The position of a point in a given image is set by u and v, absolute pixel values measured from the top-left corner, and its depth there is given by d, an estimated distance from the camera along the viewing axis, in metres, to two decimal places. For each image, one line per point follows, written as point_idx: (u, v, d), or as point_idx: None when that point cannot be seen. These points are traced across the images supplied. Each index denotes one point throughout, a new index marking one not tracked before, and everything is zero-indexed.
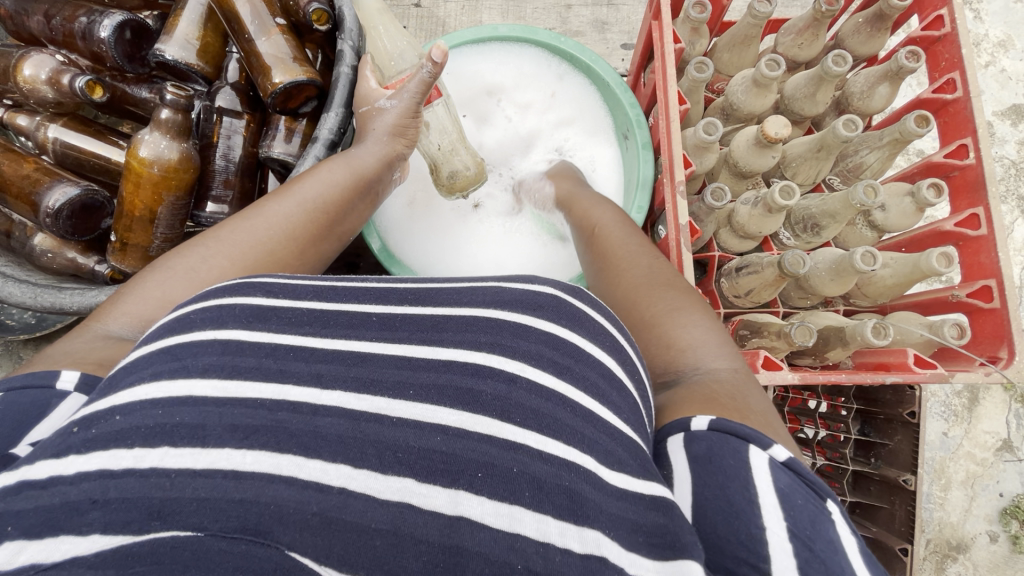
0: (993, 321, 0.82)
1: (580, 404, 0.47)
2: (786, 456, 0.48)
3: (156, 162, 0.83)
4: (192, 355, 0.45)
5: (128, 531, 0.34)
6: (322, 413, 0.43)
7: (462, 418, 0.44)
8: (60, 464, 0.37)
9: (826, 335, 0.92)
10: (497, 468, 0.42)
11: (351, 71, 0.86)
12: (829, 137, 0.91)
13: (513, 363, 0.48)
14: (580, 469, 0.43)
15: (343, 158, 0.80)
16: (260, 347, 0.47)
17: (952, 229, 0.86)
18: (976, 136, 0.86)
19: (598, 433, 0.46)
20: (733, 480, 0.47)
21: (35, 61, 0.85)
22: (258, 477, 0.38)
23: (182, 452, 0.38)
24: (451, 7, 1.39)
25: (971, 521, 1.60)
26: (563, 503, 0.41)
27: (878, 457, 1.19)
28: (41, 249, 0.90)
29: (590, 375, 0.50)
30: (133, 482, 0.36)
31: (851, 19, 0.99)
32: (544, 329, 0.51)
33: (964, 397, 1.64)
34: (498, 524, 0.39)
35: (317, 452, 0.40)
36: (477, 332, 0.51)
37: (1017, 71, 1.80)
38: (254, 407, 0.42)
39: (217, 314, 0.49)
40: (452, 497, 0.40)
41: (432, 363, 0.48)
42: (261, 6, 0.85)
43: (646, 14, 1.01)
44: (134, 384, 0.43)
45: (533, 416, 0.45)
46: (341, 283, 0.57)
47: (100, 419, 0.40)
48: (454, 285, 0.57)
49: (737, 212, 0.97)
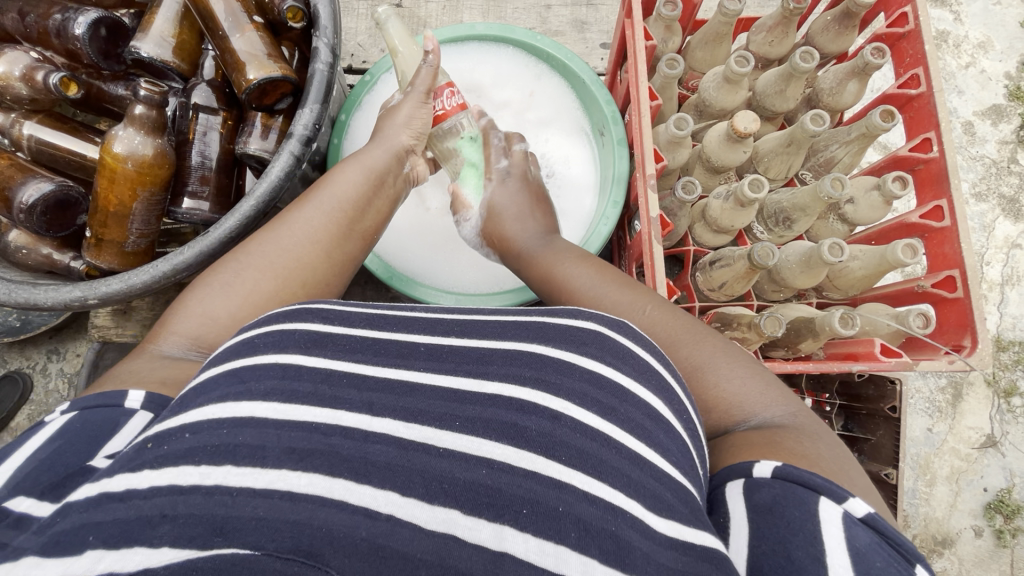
0: (957, 310, 0.84)
1: (626, 446, 0.49)
2: (863, 511, 0.48)
3: (130, 158, 0.84)
4: (253, 378, 0.47)
5: (194, 545, 0.36)
6: (372, 439, 0.45)
7: (508, 452, 0.46)
8: (135, 478, 0.39)
9: (797, 327, 0.93)
10: (542, 505, 0.43)
11: (326, 68, 0.88)
12: (798, 133, 0.93)
13: (557, 400, 0.50)
14: (626, 514, 0.44)
15: (359, 159, 0.83)
16: (316, 372, 0.50)
17: (917, 221, 0.87)
18: (939, 130, 0.88)
19: (646, 478, 0.47)
20: (797, 534, 0.47)
21: (10, 57, 0.85)
22: (311, 499, 0.39)
23: (243, 471, 0.40)
24: (433, 7, 1.40)
25: (956, 515, 1.62)
26: (610, 548, 0.42)
27: (860, 453, 1.21)
28: (16, 245, 0.89)
29: (636, 416, 0.51)
30: (200, 498, 0.38)
31: (820, 17, 1.01)
32: (589, 367, 0.53)
33: (948, 393, 1.66)
34: (544, 562, 0.40)
35: (367, 478, 0.42)
36: (522, 365, 0.53)
37: (996, 72, 1.83)
38: (309, 432, 0.44)
39: (278, 339, 0.52)
40: (497, 531, 0.41)
41: (478, 396, 0.50)
42: (235, 3, 0.86)
43: (619, 12, 1.02)
44: (202, 405, 0.45)
45: (579, 455, 0.47)
46: (392, 311, 0.60)
47: (169, 437, 0.43)
48: (500, 318, 0.60)
49: (710, 207, 0.99)
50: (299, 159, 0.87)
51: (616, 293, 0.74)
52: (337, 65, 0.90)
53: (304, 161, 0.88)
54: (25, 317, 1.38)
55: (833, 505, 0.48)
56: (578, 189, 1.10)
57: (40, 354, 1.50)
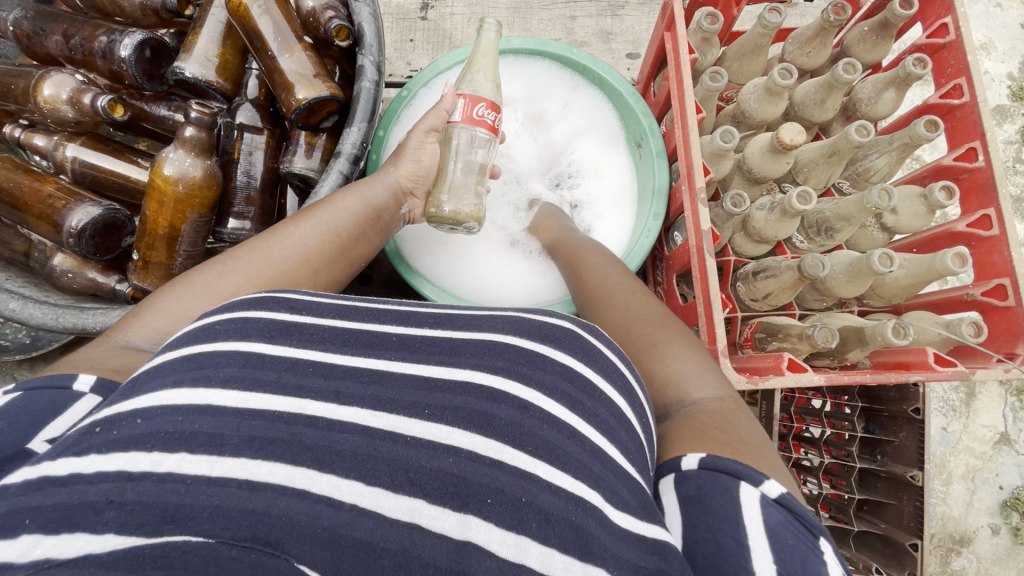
0: (1008, 318, 0.85)
1: (589, 439, 0.50)
2: (776, 492, 0.50)
3: (181, 180, 0.83)
4: (213, 365, 0.48)
5: (141, 533, 0.36)
6: (338, 429, 0.46)
7: (475, 441, 0.47)
8: (80, 462, 0.39)
9: (844, 336, 0.93)
10: (506, 495, 0.44)
11: (372, 86, 0.87)
12: (841, 143, 0.93)
13: (528, 391, 0.51)
14: (586, 504, 0.45)
15: (359, 188, 0.81)
16: (281, 361, 0.51)
17: (964, 230, 0.88)
18: (984, 139, 0.89)
19: (606, 472, 0.49)
20: (725, 520, 0.48)
21: (55, 81, 0.85)
22: (271, 488, 0.40)
23: (197, 459, 0.41)
24: (458, 19, 1.40)
25: (973, 514, 1.63)
26: (570, 537, 0.42)
27: (883, 455, 1.21)
28: (61, 269, 0.89)
29: (601, 412, 0.54)
30: (151, 485, 0.38)
31: (856, 28, 1.02)
32: (559, 361, 0.56)
33: (961, 392, 1.67)
34: (504, 552, 0.41)
35: (330, 467, 0.43)
36: (494, 356, 0.55)
37: (999, 73, 1.85)
38: (272, 420, 0.45)
39: (241, 326, 0.52)
40: (461, 521, 0.42)
41: (449, 384, 0.52)
42: (283, 23, 0.86)
43: (658, 25, 1.03)
44: (157, 389, 0.45)
45: (544, 446, 0.48)
46: (363, 303, 0.61)
47: (121, 421, 0.43)
48: (473, 312, 0.62)
49: (753, 217, 0.99)
50: (347, 178, 0.87)
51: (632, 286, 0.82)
52: (382, 82, 0.89)
53: (352, 179, 0.87)
54: (35, 334, 1.34)
55: (753, 489, 0.50)
56: (613, 201, 1.11)
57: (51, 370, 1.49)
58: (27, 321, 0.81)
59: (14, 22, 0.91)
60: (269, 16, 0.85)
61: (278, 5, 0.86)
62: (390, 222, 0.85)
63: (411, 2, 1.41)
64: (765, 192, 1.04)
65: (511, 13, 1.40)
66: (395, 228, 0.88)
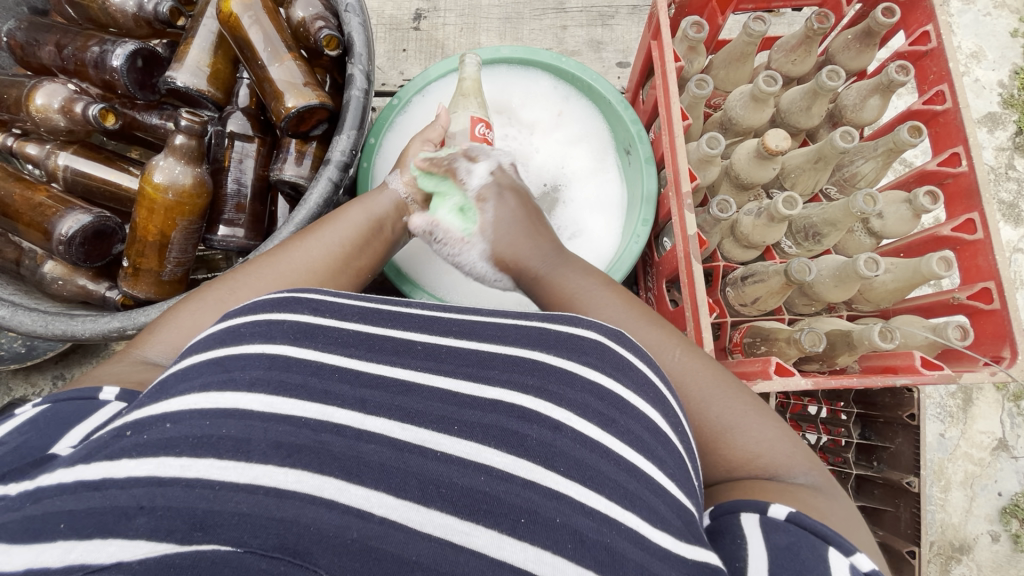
0: (994, 321, 0.86)
1: (627, 460, 0.49)
2: (867, 565, 0.49)
3: (171, 188, 0.84)
4: (240, 367, 0.48)
5: (173, 539, 0.36)
6: (366, 438, 0.45)
7: (508, 461, 0.46)
8: (112, 467, 0.39)
9: (833, 340, 0.94)
10: (539, 515, 0.43)
11: (362, 94, 0.87)
12: (826, 148, 0.94)
13: (559, 410, 0.50)
14: (621, 526, 0.45)
15: (362, 201, 0.79)
16: (306, 365, 0.50)
17: (949, 235, 0.89)
18: (967, 145, 0.90)
19: (644, 491, 0.48)
20: (811, 571, 0.48)
21: (47, 90, 0.86)
22: (299, 496, 0.40)
23: (226, 465, 0.40)
24: (451, 30, 1.42)
25: (972, 521, 1.62)
26: (605, 559, 0.42)
27: (879, 461, 1.21)
28: (51, 276, 0.89)
29: (634, 428, 0.52)
30: (179, 491, 0.38)
31: (841, 36, 1.03)
32: (589, 376, 0.53)
33: (958, 398, 1.67)
34: (542, 571, 0.40)
35: (359, 478, 0.42)
36: (523, 372, 0.53)
37: (989, 80, 1.87)
38: (298, 426, 0.45)
39: (266, 329, 0.52)
40: (495, 539, 0.41)
41: (480, 402, 0.50)
42: (273, 32, 0.87)
43: (645, 34, 1.05)
44: (185, 393, 0.45)
45: (578, 467, 0.47)
46: (385, 305, 0.59)
47: (150, 425, 0.42)
48: (498, 320, 0.59)
49: (740, 222, 0.99)
50: (337, 185, 0.87)
51: (643, 328, 0.68)
52: (372, 90, 0.89)
53: (342, 186, 0.88)
54: (30, 342, 1.35)
55: (841, 557, 0.50)
56: (604, 209, 1.11)
57: (46, 380, 1.50)
58: (15, 328, 0.81)
59: (8, 33, 0.94)
60: (259, 25, 0.86)
61: (267, 14, 0.87)
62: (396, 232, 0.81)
63: (404, 13, 1.43)
64: (752, 199, 1.05)
65: (504, 23, 1.42)
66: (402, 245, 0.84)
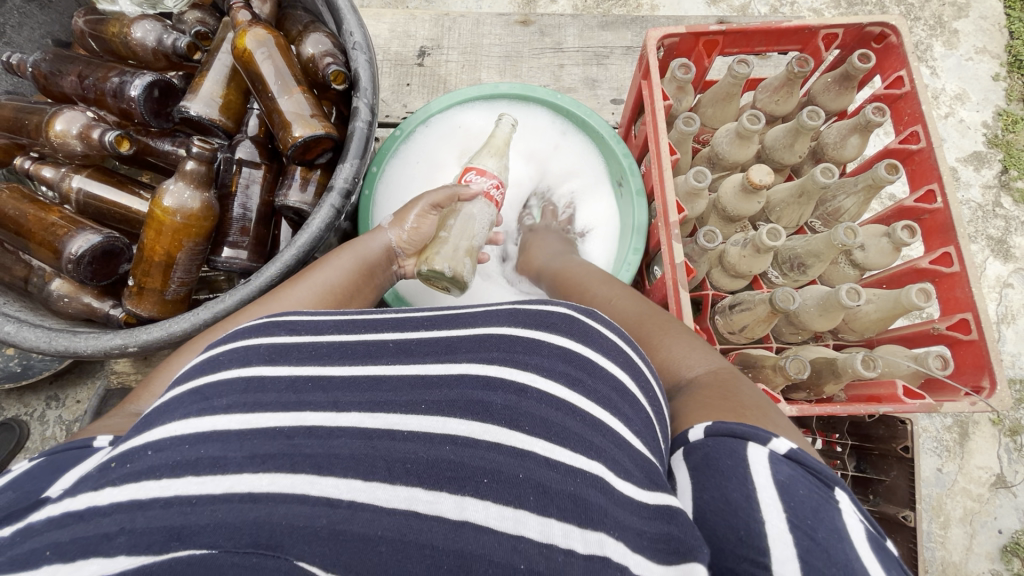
0: (973, 351, 0.88)
1: (590, 415, 0.51)
2: (786, 448, 0.50)
3: (179, 211, 0.88)
4: (216, 395, 0.49)
5: (151, 551, 0.38)
6: (336, 434, 0.47)
7: (472, 427, 0.48)
8: (95, 496, 0.41)
9: (818, 368, 0.95)
10: (503, 474, 0.45)
11: (366, 126, 0.92)
12: (809, 184, 0.99)
13: (524, 375, 0.52)
14: (586, 475, 0.46)
15: (353, 247, 0.82)
16: (279, 381, 0.51)
17: (927, 266, 0.93)
18: (941, 182, 0.95)
19: (608, 443, 0.50)
20: (732, 478, 0.49)
21: (67, 117, 0.91)
22: (272, 498, 0.41)
23: (203, 480, 0.42)
24: (452, 67, 1.49)
25: (973, 559, 1.60)
26: (569, 507, 0.44)
27: (876, 495, 1.20)
28: (58, 294, 0.92)
29: (602, 388, 0.54)
30: (159, 511, 0.40)
31: (821, 78, 1.09)
32: (555, 343, 0.56)
33: (954, 432, 1.68)
34: (503, 526, 0.42)
35: (330, 470, 0.44)
36: (490, 348, 0.55)
37: (974, 121, 1.94)
38: (272, 436, 0.46)
39: (243, 354, 0.54)
40: (457, 502, 0.43)
41: (444, 377, 0.53)
42: (284, 67, 0.92)
43: (636, 74, 1.11)
44: (167, 422, 0.46)
45: (542, 425, 0.49)
46: (359, 315, 0.61)
47: (133, 455, 0.44)
48: (466, 311, 0.62)
49: (727, 253, 1.03)
50: (339, 211, 0.90)
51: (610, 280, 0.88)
52: (376, 123, 0.94)
53: (344, 213, 0.91)
54: (26, 362, 1.39)
55: (760, 449, 0.51)
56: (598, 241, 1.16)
57: (40, 401, 1.50)
58: (21, 345, 0.83)
59: (33, 64, 0.99)
60: (271, 61, 0.92)
61: (279, 50, 0.93)
62: (379, 279, 0.84)
63: (409, 50, 1.50)
64: (739, 230, 1.09)
65: (502, 61, 1.49)
66: (388, 286, 0.88)
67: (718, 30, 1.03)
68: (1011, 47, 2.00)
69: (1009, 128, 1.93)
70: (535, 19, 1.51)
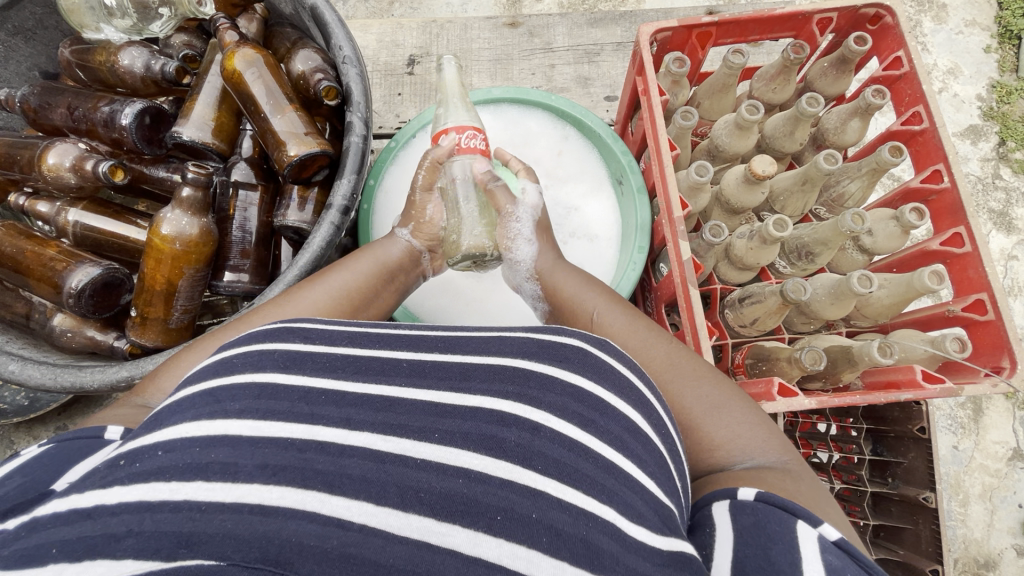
0: (990, 331, 0.87)
1: (603, 456, 0.50)
2: (835, 535, 0.50)
3: (179, 239, 0.87)
4: (230, 398, 0.47)
5: (158, 557, 0.36)
6: (348, 453, 0.45)
7: (485, 462, 0.46)
8: (105, 494, 0.40)
9: (834, 358, 0.94)
10: (516, 513, 0.44)
11: (361, 140, 0.90)
12: (812, 171, 0.97)
13: (538, 412, 0.51)
14: (597, 519, 0.45)
15: (371, 249, 0.82)
16: (295, 391, 0.50)
17: (938, 248, 0.92)
18: (947, 162, 0.94)
19: (620, 486, 0.49)
20: (777, 543, 0.50)
21: (59, 150, 0.90)
22: (282, 512, 0.40)
23: (213, 487, 0.41)
24: None
25: (995, 535, 1.58)
26: (581, 551, 0.43)
27: (894, 478, 1.18)
28: (60, 329, 0.91)
29: (614, 429, 0.53)
30: (167, 515, 0.39)
31: (817, 64, 1.07)
32: (569, 380, 0.54)
33: (968, 408, 1.66)
34: (516, 566, 0.41)
35: (341, 490, 0.42)
36: (504, 380, 0.54)
37: (968, 95, 1.93)
38: (285, 447, 0.45)
39: (258, 359, 0.52)
40: (471, 537, 0.42)
41: (460, 409, 0.51)
42: (274, 86, 0.91)
43: (629, 70, 1.10)
44: (177, 423, 0.45)
45: (554, 465, 0.47)
46: (375, 328, 0.59)
47: (144, 454, 0.43)
48: (482, 334, 0.60)
49: (734, 246, 1.01)
50: (338, 228, 0.88)
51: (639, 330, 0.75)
52: (371, 136, 0.92)
53: (344, 229, 0.89)
54: (33, 395, 1.36)
55: (810, 528, 0.51)
56: (602, 242, 1.13)
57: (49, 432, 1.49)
58: (26, 382, 0.81)
59: (21, 98, 0.98)
60: (261, 80, 0.91)
61: (269, 70, 0.92)
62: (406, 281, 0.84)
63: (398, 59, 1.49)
64: (744, 222, 1.08)
65: (493, 64, 1.48)
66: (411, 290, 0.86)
67: (711, 21, 1.01)
68: (1002, 17, 1.98)
69: (1004, 100, 1.91)
70: (523, 21, 1.50)
